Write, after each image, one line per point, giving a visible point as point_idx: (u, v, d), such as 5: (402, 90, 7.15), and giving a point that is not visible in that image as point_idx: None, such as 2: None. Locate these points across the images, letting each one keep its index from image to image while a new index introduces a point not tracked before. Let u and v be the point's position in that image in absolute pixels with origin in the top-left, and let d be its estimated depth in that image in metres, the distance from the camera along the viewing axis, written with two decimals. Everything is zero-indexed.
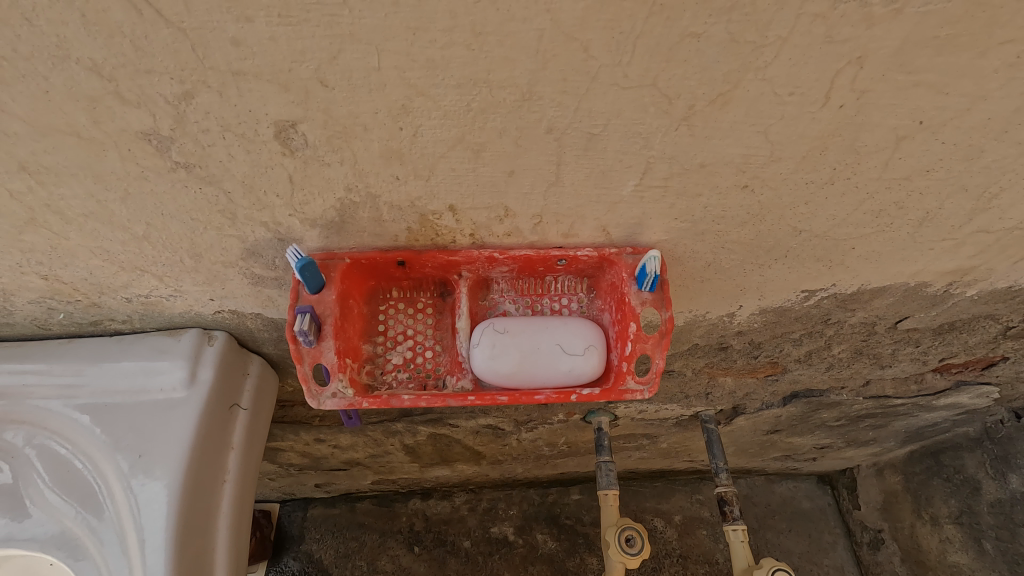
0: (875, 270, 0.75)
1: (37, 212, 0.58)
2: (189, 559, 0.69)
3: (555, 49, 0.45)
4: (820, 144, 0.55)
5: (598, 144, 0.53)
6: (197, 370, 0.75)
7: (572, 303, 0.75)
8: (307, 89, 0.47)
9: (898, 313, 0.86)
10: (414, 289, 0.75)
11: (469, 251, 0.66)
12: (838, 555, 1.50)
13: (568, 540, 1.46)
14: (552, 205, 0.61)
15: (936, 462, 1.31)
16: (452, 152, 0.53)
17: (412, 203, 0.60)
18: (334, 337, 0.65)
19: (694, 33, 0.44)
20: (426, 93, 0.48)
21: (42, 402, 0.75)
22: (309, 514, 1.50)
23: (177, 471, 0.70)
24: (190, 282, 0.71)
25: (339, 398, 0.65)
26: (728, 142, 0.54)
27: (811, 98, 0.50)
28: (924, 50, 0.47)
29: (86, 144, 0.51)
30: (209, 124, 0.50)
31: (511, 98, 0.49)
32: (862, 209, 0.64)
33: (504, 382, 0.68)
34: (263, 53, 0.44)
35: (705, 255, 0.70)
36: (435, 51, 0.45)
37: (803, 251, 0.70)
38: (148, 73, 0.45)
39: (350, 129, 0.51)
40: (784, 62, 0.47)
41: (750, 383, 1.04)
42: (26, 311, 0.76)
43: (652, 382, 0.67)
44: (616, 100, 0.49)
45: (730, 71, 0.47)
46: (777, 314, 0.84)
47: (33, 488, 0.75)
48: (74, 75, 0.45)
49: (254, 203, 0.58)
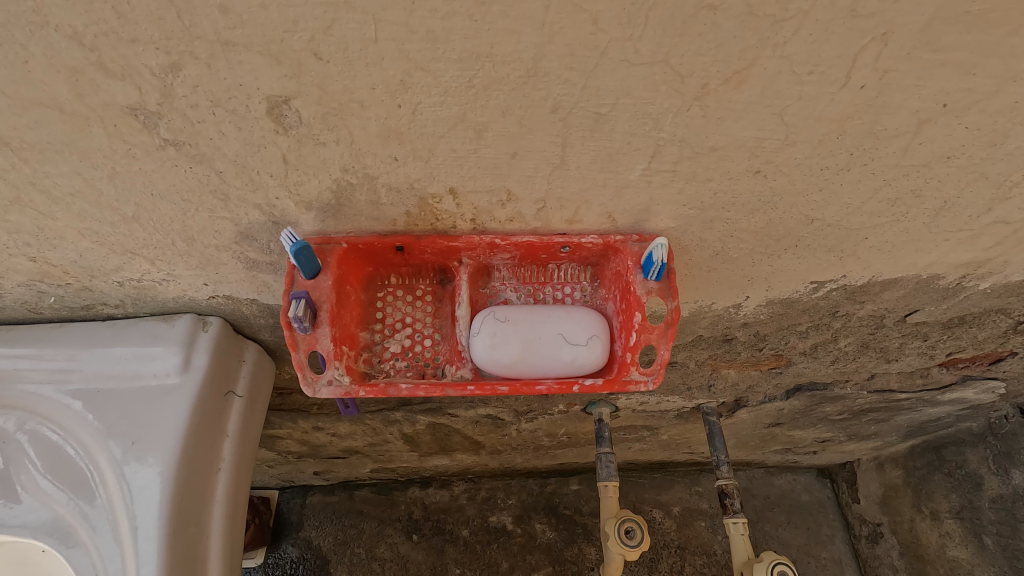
0: (887, 261, 0.73)
1: (22, 190, 0.56)
2: (182, 547, 0.68)
3: (563, 21, 0.42)
4: (839, 127, 0.52)
5: (606, 124, 0.51)
6: (191, 356, 0.74)
7: (575, 292, 0.73)
8: (300, 62, 0.45)
9: (908, 305, 0.84)
10: (413, 276, 0.73)
11: (469, 236, 0.64)
12: (836, 548, 1.50)
13: (566, 530, 1.46)
14: (556, 189, 0.58)
15: (938, 457, 1.30)
16: (452, 131, 0.51)
17: (411, 185, 0.57)
18: (330, 324, 0.63)
19: (709, 5, 0.42)
20: (426, 68, 0.45)
21: (34, 386, 0.73)
22: (307, 501, 1.49)
23: (170, 459, 0.68)
24: (183, 266, 0.69)
25: (336, 386, 0.63)
26: (742, 125, 0.51)
27: (831, 78, 0.48)
28: (953, 27, 0.44)
29: (69, 119, 0.49)
30: (198, 99, 0.47)
31: (515, 74, 0.46)
32: (878, 197, 0.61)
33: (505, 372, 0.67)
34: (253, 22, 0.42)
35: (713, 243, 0.68)
36: (435, 21, 0.42)
37: (814, 240, 0.68)
38: (132, 42, 0.43)
39: (346, 106, 0.48)
40: (805, 38, 0.44)
41: (754, 375, 1.02)
42: (15, 294, 0.74)
43: (656, 373, 0.65)
44: (626, 77, 0.47)
45: (747, 47, 0.45)
46: (784, 306, 0.82)
47: (24, 474, 0.73)
48: (54, 44, 0.43)
49: (247, 183, 0.56)
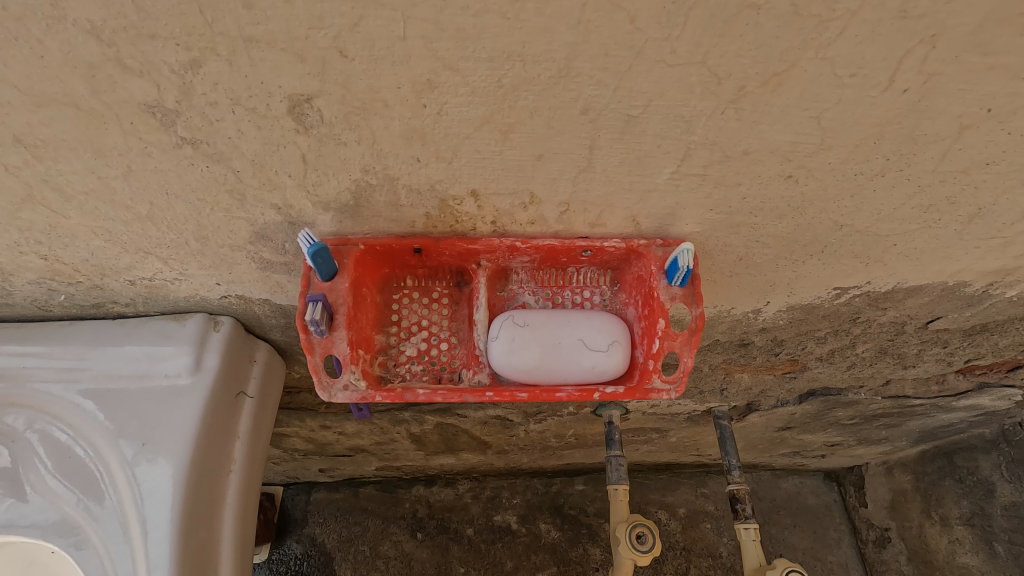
0: (914, 268, 0.71)
1: (35, 188, 0.55)
2: (194, 551, 0.67)
3: (599, 19, 0.41)
4: (877, 132, 0.50)
5: (637, 127, 0.49)
6: (202, 357, 0.73)
7: (595, 296, 0.72)
8: (324, 60, 0.43)
9: (931, 313, 0.82)
10: (429, 278, 0.72)
11: (489, 239, 0.63)
12: (843, 552, 1.48)
13: (571, 531, 1.45)
14: (581, 192, 0.57)
15: (949, 463, 1.28)
16: (478, 132, 0.49)
17: (432, 187, 0.56)
18: (346, 327, 0.62)
19: (753, 4, 0.40)
20: (454, 67, 0.44)
21: (42, 385, 0.72)
22: (312, 497, 1.49)
23: (182, 461, 0.67)
24: (195, 265, 0.67)
25: (351, 391, 0.62)
26: (777, 128, 0.50)
27: (874, 81, 0.46)
28: (1006, 29, 0.42)
29: (85, 116, 0.47)
30: (218, 97, 0.46)
31: (546, 75, 0.45)
32: (911, 203, 0.60)
33: (524, 378, 0.65)
34: (278, 18, 0.40)
35: (738, 248, 0.66)
36: (466, 19, 0.40)
37: (842, 246, 0.66)
38: (152, 37, 0.42)
39: (370, 105, 0.47)
40: (850, 40, 0.43)
41: (767, 380, 1.00)
42: (25, 292, 0.73)
43: (679, 381, 0.63)
44: (661, 78, 0.45)
45: (790, 48, 0.43)
46: (804, 311, 0.80)
47: (33, 473, 0.72)
48: (71, 39, 0.42)
49: (264, 183, 0.55)
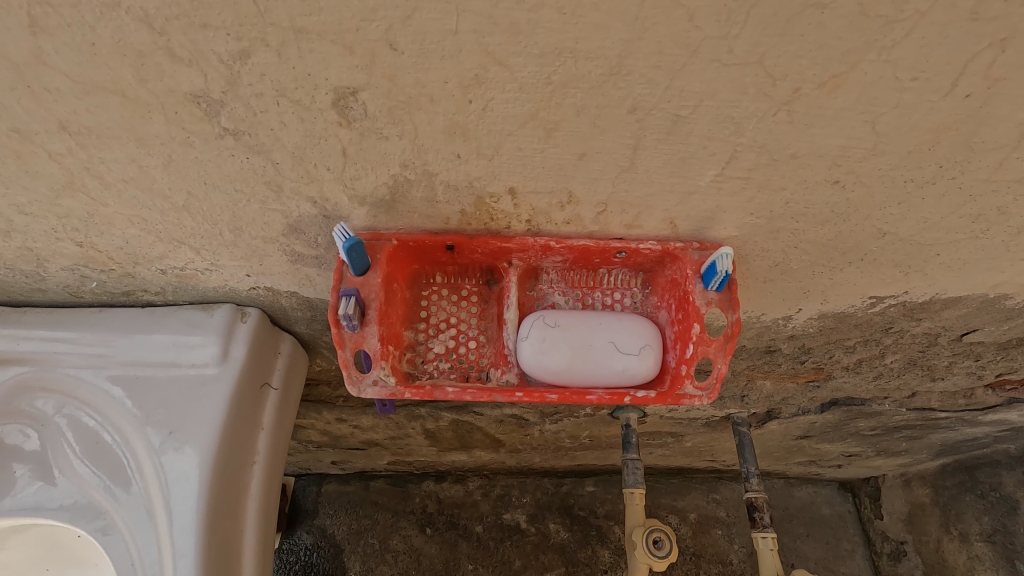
0: (955, 278, 0.69)
1: (76, 175, 0.55)
2: (219, 541, 0.67)
3: (657, 16, 0.40)
4: (933, 138, 0.49)
5: (684, 128, 0.48)
6: (229, 347, 0.73)
7: (625, 298, 0.71)
8: (373, 52, 0.43)
9: (966, 325, 0.80)
10: (458, 275, 0.71)
11: (523, 238, 0.62)
12: (857, 564, 1.43)
13: (580, 532, 1.44)
14: (620, 193, 0.56)
15: (970, 478, 1.28)
16: (521, 130, 0.49)
17: (470, 183, 0.55)
18: (378, 322, 0.62)
19: (818, 3, 0.39)
20: (503, 63, 0.43)
21: (71, 370, 0.72)
22: (323, 489, 1.49)
23: (208, 450, 0.67)
24: (227, 256, 0.68)
25: (381, 386, 0.61)
26: (830, 132, 0.48)
27: (935, 85, 0.44)
28: None
29: (131, 104, 0.47)
30: (263, 88, 0.46)
31: (597, 72, 0.44)
32: (959, 213, 0.58)
33: (553, 379, 0.64)
34: (330, 9, 0.40)
35: (775, 253, 0.65)
36: (521, 13, 0.40)
37: (882, 254, 0.65)
38: (203, 27, 0.41)
39: (415, 99, 0.46)
40: (915, 42, 0.41)
41: (790, 388, 0.99)
42: (59, 278, 0.73)
43: (712, 388, 0.62)
44: (714, 78, 0.44)
45: (851, 50, 0.42)
46: (836, 320, 0.78)
47: (62, 457, 0.73)
48: (123, 27, 0.41)
49: (302, 176, 0.54)
